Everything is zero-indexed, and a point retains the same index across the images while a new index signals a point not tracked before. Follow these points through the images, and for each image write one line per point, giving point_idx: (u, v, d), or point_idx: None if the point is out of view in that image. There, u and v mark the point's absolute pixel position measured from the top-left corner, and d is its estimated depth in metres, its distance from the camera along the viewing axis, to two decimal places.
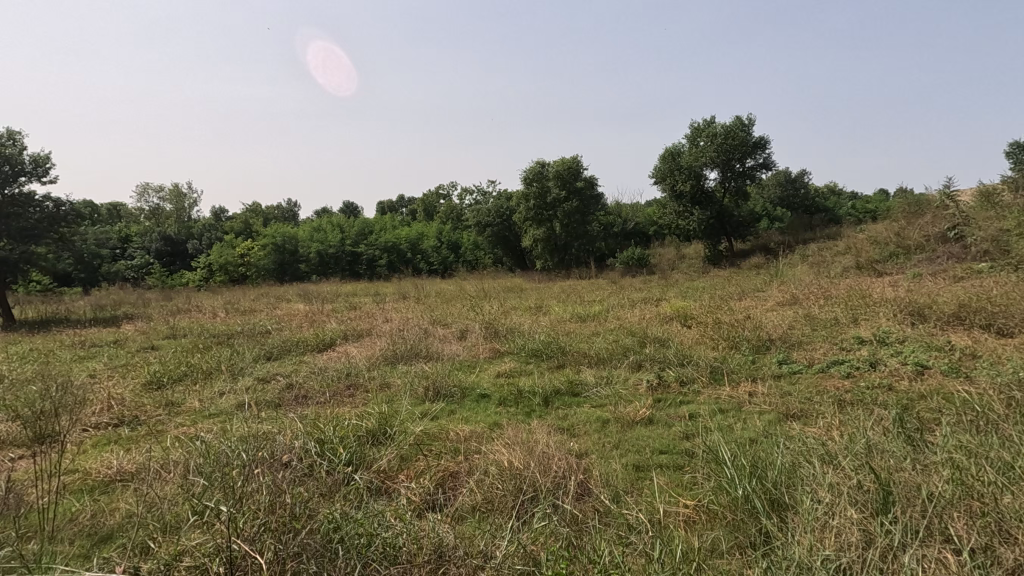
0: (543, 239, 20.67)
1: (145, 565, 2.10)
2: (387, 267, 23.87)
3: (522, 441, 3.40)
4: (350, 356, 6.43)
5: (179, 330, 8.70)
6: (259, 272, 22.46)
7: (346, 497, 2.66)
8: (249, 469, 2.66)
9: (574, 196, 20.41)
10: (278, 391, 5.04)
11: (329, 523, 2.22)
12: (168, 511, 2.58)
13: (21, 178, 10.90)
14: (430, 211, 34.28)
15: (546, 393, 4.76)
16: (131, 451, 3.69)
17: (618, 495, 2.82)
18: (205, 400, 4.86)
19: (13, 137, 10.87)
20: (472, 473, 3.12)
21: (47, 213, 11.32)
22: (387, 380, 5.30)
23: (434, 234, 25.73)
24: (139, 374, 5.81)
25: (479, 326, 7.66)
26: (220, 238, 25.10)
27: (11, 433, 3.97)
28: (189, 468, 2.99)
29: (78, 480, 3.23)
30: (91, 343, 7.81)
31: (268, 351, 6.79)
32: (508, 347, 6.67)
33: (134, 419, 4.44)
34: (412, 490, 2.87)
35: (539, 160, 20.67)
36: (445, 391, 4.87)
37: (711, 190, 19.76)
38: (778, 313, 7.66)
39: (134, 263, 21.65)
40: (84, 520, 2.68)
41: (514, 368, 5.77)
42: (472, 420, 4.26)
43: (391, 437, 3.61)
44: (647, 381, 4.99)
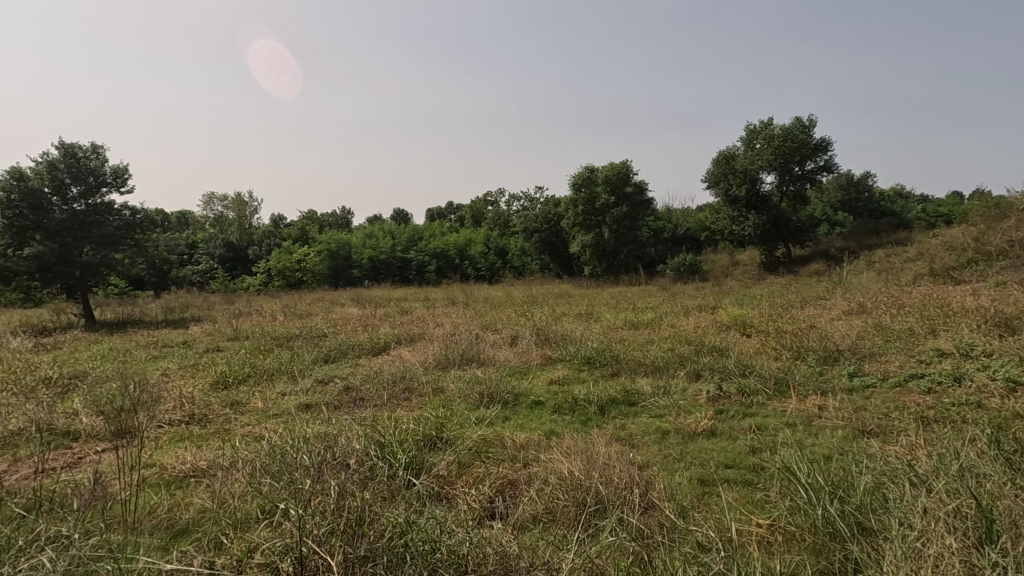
0: (591, 245, 20.46)
1: (219, 561, 2.16)
2: (436, 272, 24.26)
3: (581, 450, 3.33)
4: (404, 359, 6.53)
5: (242, 332, 9.09)
6: (315, 278, 23.23)
7: (407, 503, 2.66)
8: (316, 470, 2.71)
9: (623, 202, 20.18)
10: (336, 394, 5.16)
11: (395, 528, 2.22)
12: (239, 510, 2.66)
13: (104, 188, 11.68)
14: (477, 217, 34.62)
15: (601, 401, 4.68)
16: (203, 448, 3.86)
17: (685, 509, 2.72)
18: (269, 400, 5.03)
19: (98, 150, 11.69)
20: (531, 481, 3.08)
21: (125, 221, 12.05)
22: (441, 384, 5.34)
23: (482, 240, 25.95)
24: (208, 373, 6.09)
25: (530, 332, 7.64)
26: (278, 244, 26.20)
27: (95, 428, 4.23)
28: (258, 466, 3.08)
29: (156, 474, 3.39)
30: (162, 343, 8.26)
31: (326, 354, 7.00)
32: (560, 353, 6.60)
33: (204, 417, 4.64)
34: (473, 497, 2.86)
35: (588, 164, 20.48)
36: (500, 397, 4.86)
37: (767, 194, 19.08)
38: (845, 323, 7.25)
39: (200, 268, 22.87)
40: (162, 513, 2.80)
41: (567, 376, 5.69)
42: (528, 427, 4.22)
43: (449, 442, 3.63)
44: (707, 392, 4.81)
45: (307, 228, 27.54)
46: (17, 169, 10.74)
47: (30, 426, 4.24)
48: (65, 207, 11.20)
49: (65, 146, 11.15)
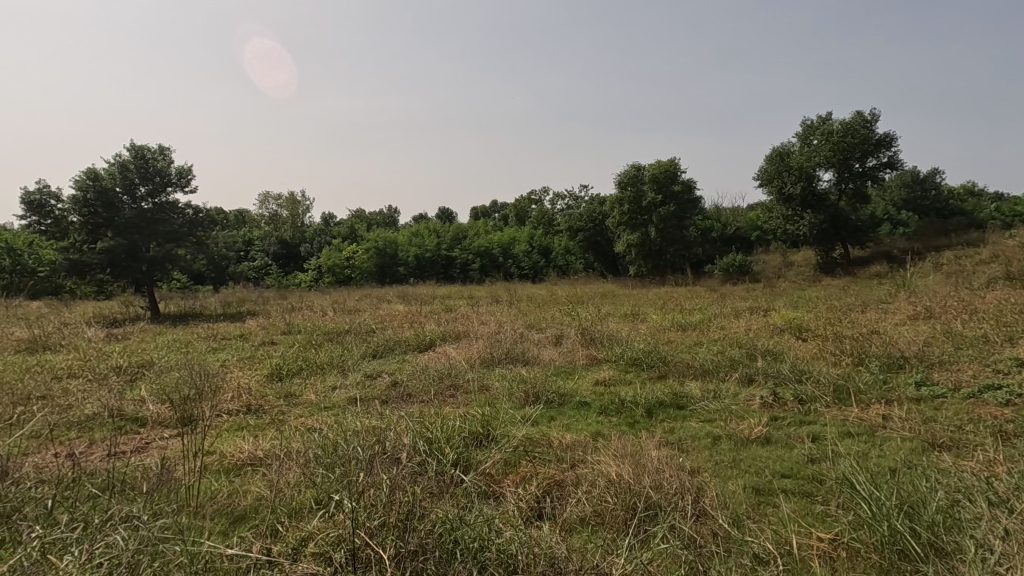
0: (637, 244, 20.13)
1: (277, 548, 2.24)
2: (479, 270, 24.48)
3: (630, 453, 3.27)
4: (450, 357, 6.60)
5: (294, 327, 9.41)
6: (362, 275, 23.56)
7: (456, 500, 2.67)
8: (368, 464, 2.76)
9: (670, 201, 19.77)
10: (384, 389, 5.26)
11: (446, 524, 2.24)
12: (294, 500, 2.75)
13: (169, 188, 12.31)
14: (521, 216, 34.58)
15: (649, 404, 4.59)
16: (260, 438, 4.01)
17: (740, 518, 2.62)
18: (320, 393, 5.18)
19: (166, 153, 12.34)
20: (579, 483, 3.04)
21: (188, 219, 12.67)
22: (486, 382, 5.36)
23: (526, 239, 26.00)
24: (263, 366, 6.33)
25: (575, 331, 7.59)
26: (329, 242, 26.98)
27: (161, 415, 4.46)
28: (311, 458, 3.17)
29: (216, 461, 3.54)
30: (221, 336, 8.65)
31: (374, 349, 7.15)
32: (605, 354, 6.51)
33: (260, 408, 4.83)
34: (520, 496, 2.86)
35: (635, 163, 20.13)
36: (546, 397, 4.82)
37: (824, 192, 18.27)
38: (911, 328, 6.84)
39: (256, 264, 23.85)
40: (223, 499, 2.93)
41: (614, 377, 5.61)
42: (574, 428, 4.18)
43: (496, 441, 3.64)
44: (760, 398, 4.64)
45: (356, 227, 28.24)
46: (93, 170, 11.45)
47: (103, 411, 4.51)
48: (134, 206, 11.87)
49: (136, 148, 11.84)
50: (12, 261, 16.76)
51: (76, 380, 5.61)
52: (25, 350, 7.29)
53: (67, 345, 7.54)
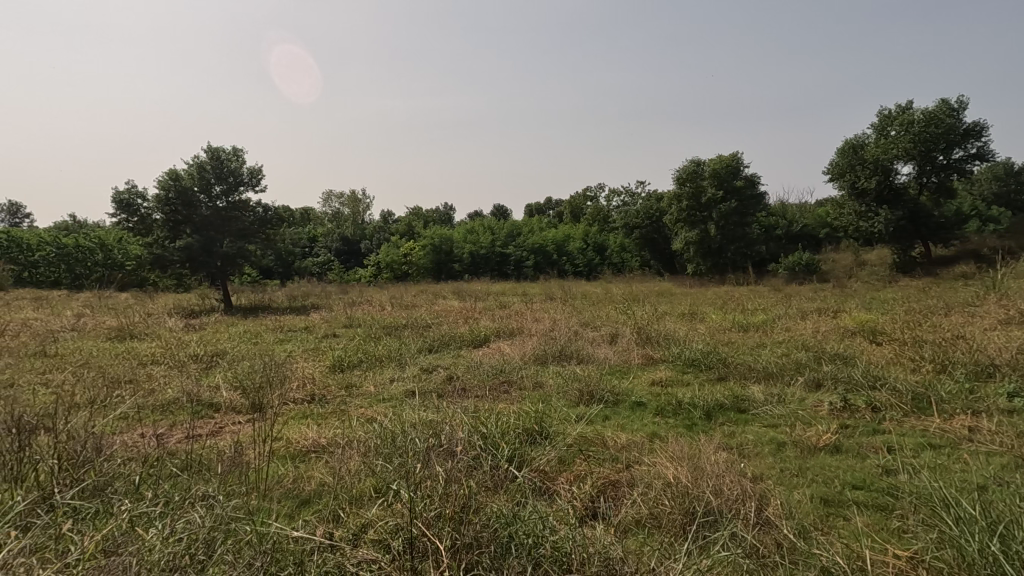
0: (696, 242, 19.54)
1: (338, 533, 2.34)
2: (533, 268, 24.51)
3: (688, 456, 3.18)
4: (504, 353, 6.65)
5: (355, 320, 9.75)
6: (419, 271, 24.10)
7: (510, 495, 2.69)
8: (424, 456, 2.82)
9: (731, 197, 19.06)
10: (440, 383, 5.36)
11: (501, 519, 2.26)
12: (354, 487, 2.85)
13: (241, 188, 12.99)
14: (576, 213, 34.27)
15: (707, 406, 4.45)
16: (323, 426, 4.18)
17: (806, 528, 2.51)
18: (379, 385, 5.35)
19: (239, 154, 13.03)
20: (634, 484, 2.99)
21: (258, 217, 13.35)
22: (540, 379, 5.36)
23: (581, 236, 25.87)
24: (326, 357, 6.60)
25: (631, 330, 7.46)
26: (387, 239, 27.72)
27: (234, 402, 4.73)
28: (370, 448, 3.28)
29: (283, 447, 3.71)
30: (288, 328, 9.10)
31: (430, 344, 7.29)
32: (662, 354, 6.36)
33: (323, 397, 5.03)
34: (574, 494, 2.84)
35: (694, 158, 19.55)
36: (600, 396, 4.77)
37: (902, 186, 17.05)
38: (1002, 333, 6.29)
39: (319, 260, 24.88)
40: (289, 483, 3.07)
41: (671, 377, 5.48)
42: (630, 428, 4.11)
43: (550, 438, 3.64)
44: (829, 404, 4.39)
45: (414, 224, 28.89)
46: (174, 171, 12.26)
47: (181, 396, 4.83)
48: (210, 204, 12.64)
49: (212, 150, 12.59)
50: (104, 256, 18.23)
51: (159, 366, 6.04)
52: (115, 338, 7.92)
53: (150, 334, 8.14)
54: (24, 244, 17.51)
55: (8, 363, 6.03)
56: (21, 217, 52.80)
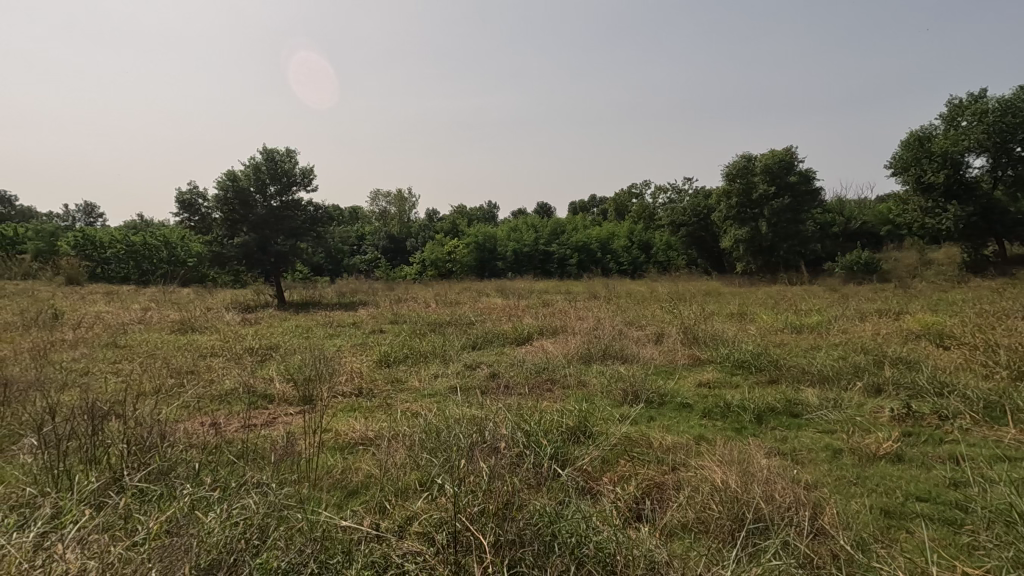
0: (746, 240, 18.92)
1: (385, 525, 2.39)
2: (577, 266, 24.34)
3: (737, 460, 3.08)
4: (547, 351, 6.63)
5: (400, 317, 9.95)
6: (463, 269, 24.17)
7: (553, 493, 2.68)
8: (468, 452, 2.84)
9: (785, 192, 18.32)
10: (483, 380, 5.40)
11: (543, 517, 2.25)
12: (400, 480, 2.91)
13: (294, 187, 13.45)
14: (621, 211, 33.82)
15: (757, 409, 4.31)
16: (370, 420, 4.28)
17: (865, 540, 2.39)
18: (424, 380, 5.44)
19: (292, 155, 13.48)
20: (681, 487, 2.93)
21: (310, 216, 13.80)
22: (583, 378, 5.32)
23: (626, 234, 25.54)
24: (373, 352, 6.77)
25: (677, 330, 7.29)
26: (432, 236, 28.15)
27: (286, 394, 4.91)
28: (415, 442, 3.33)
29: (332, 439, 3.82)
30: (337, 323, 9.38)
31: (473, 341, 7.35)
32: (709, 354, 6.20)
33: (370, 391, 5.15)
34: (619, 495, 2.80)
35: (745, 152, 18.93)
36: (645, 396, 4.68)
37: (974, 180, 15.85)
38: None
39: (367, 258, 25.54)
40: (338, 473, 3.15)
41: (718, 379, 5.33)
42: (675, 430, 4.01)
43: (593, 438, 3.60)
44: (890, 411, 4.16)
45: (458, 222, 29.22)
46: (233, 171, 12.84)
47: (238, 387, 5.05)
48: (265, 204, 13.16)
49: (267, 152, 13.08)
50: (168, 253, 19.29)
51: (217, 358, 6.34)
52: (178, 330, 8.37)
53: (210, 328, 8.55)
54: (97, 242, 18.72)
55: (83, 352, 6.47)
56: (96, 217, 56.53)
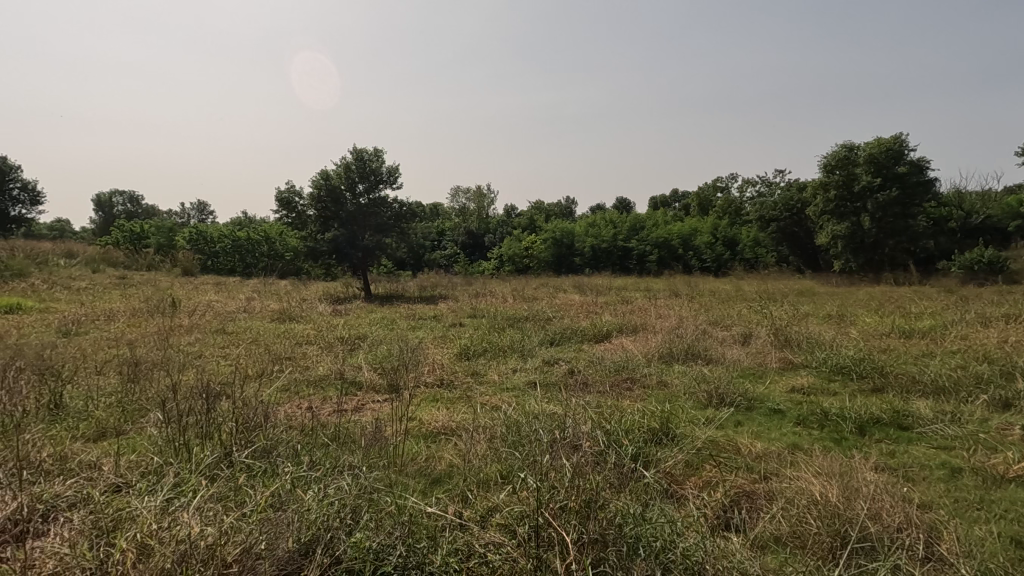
0: (845, 235, 17.56)
1: (467, 513, 2.46)
2: (657, 263, 23.60)
3: (838, 473, 2.86)
4: (627, 349, 6.50)
5: (479, 311, 10.14)
6: (540, 265, 24.20)
7: (635, 495, 2.62)
8: (550, 447, 2.85)
9: (892, 184, 16.76)
10: (562, 376, 5.38)
11: (625, 517, 2.22)
12: (481, 471, 2.98)
13: (381, 185, 14.07)
14: (705, 205, 32.43)
15: (859, 418, 3.98)
16: (452, 410, 4.41)
17: (990, 571, 2.15)
18: (503, 374, 5.52)
19: (379, 154, 14.07)
20: (773, 499, 2.77)
21: (395, 212, 14.37)
22: (665, 378, 5.16)
23: (709, 229, 24.31)
24: (454, 345, 6.95)
25: (767, 331, 6.90)
26: (510, 232, 28.42)
27: (374, 382, 5.15)
28: (496, 435, 3.39)
29: (417, 427, 3.96)
30: (420, 316, 9.74)
31: (552, 337, 7.35)
32: (803, 358, 5.81)
33: (451, 382, 5.30)
34: (706, 502, 2.70)
35: (847, 141, 17.49)
36: (732, 400, 4.46)
37: None
38: None
39: (447, 253, 26.28)
40: (421, 460, 3.26)
41: (814, 385, 4.98)
42: (766, 437, 3.80)
43: (677, 441, 3.49)
44: (1021, 429, 3.70)
45: (536, 218, 29.27)
46: (326, 171, 13.63)
47: (330, 374, 5.37)
48: (354, 201, 13.88)
49: (357, 152, 13.76)
50: (269, 247, 20.84)
51: (312, 346, 6.78)
52: (277, 319, 9.02)
53: (304, 318, 9.17)
54: (208, 237, 20.57)
55: (197, 337, 7.13)
56: (209, 214, 61.98)
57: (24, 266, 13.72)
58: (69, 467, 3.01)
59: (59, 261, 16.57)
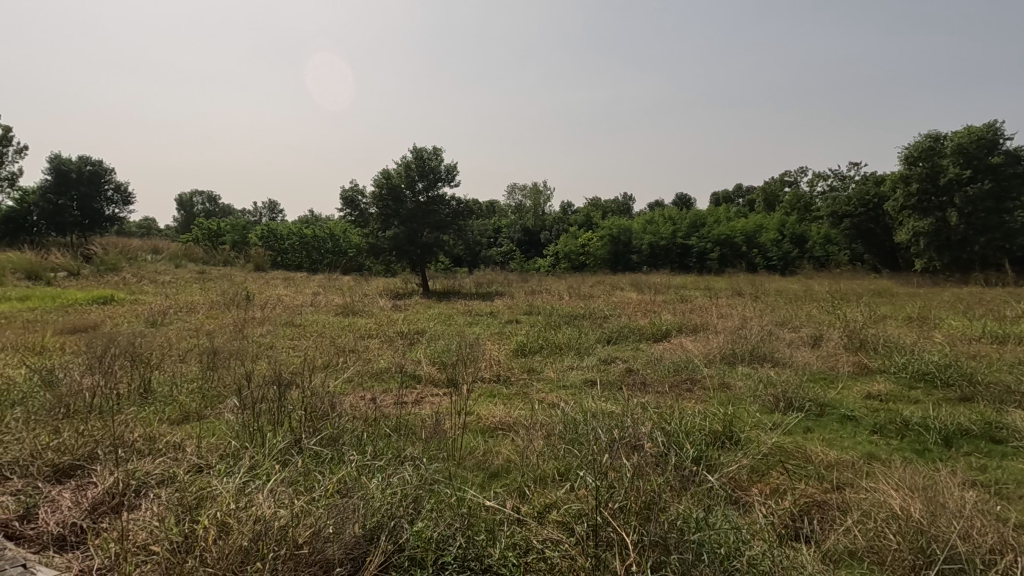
0: (928, 233, 16.36)
1: (525, 509, 2.48)
2: (719, 261, 22.77)
3: (922, 487, 2.67)
4: (687, 349, 6.32)
5: (535, 308, 10.14)
6: (597, 262, 23.91)
7: (697, 499, 2.54)
8: (608, 446, 2.82)
9: (984, 176, 15.44)
10: (619, 375, 5.30)
11: (687, 521, 2.17)
12: (539, 467, 2.98)
13: (439, 183, 14.33)
14: (771, 201, 30.96)
15: (945, 428, 3.70)
16: (509, 406, 4.43)
17: None
18: (559, 371, 5.51)
19: (438, 153, 14.33)
20: (848, 510, 2.62)
21: (453, 210, 14.58)
22: (728, 380, 4.98)
23: (776, 226, 23.21)
24: (510, 341, 6.98)
25: (840, 334, 6.52)
26: (566, 229, 28.20)
27: (433, 376, 5.26)
28: (553, 432, 3.39)
29: (475, 421, 4.02)
30: (476, 312, 9.85)
31: (609, 335, 7.24)
32: (879, 363, 5.45)
33: (508, 379, 5.33)
34: (773, 510, 2.59)
35: (931, 131, 16.26)
36: (800, 405, 4.25)
37: None
38: None
39: (503, 250, 26.42)
40: (479, 455, 3.30)
41: (893, 392, 4.66)
42: (839, 445, 3.59)
43: (742, 445, 3.37)
44: None
45: (592, 214, 28.86)
46: (387, 171, 14.03)
47: (391, 367, 5.53)
48: (414, 199, 14.23)
49: (417, 151, 14.10)
50: (333, 244, 21.67)
51: (374, 340, 7.00)
52: (341, 313, 9.39)
53: (366, 312, 9.48)
54: (278, 234, 21.66)
55: (269, 329, 7.53)
56: (279, 212, 65.28)
57: (117, 261, 14.92)
58: (156, 447, 3.25)
59: (147, 256, 17.91)
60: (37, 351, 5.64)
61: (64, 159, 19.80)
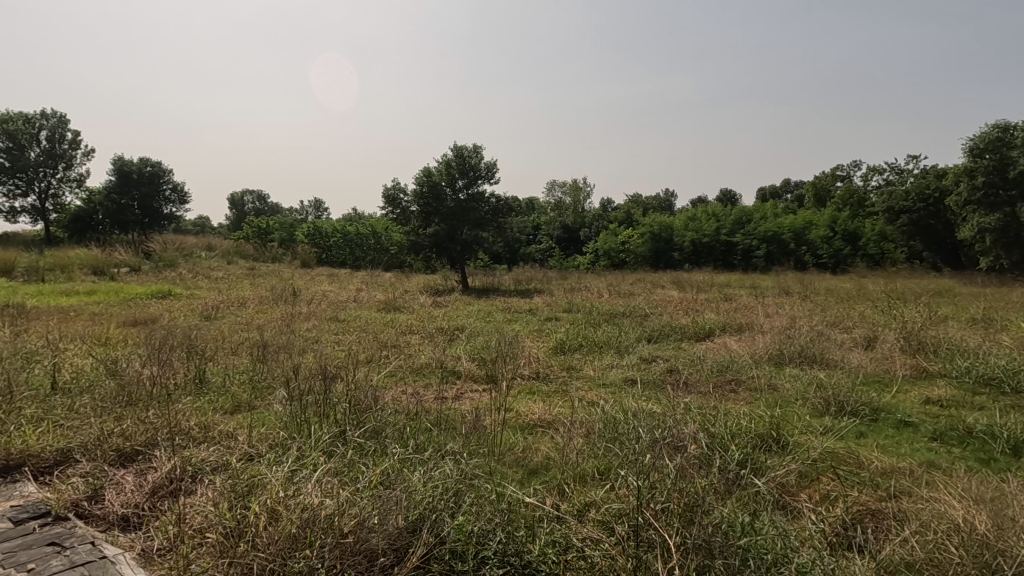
0: (994, 229, 15.40)
1: (565, 507, 2.47)
2: (765, 258, 22.05)
3: (987, 498, 2.52)
4: (732, 349, 6.14)
5: (574, 305, 10.08)
6: (637, 259, 23.54)
7: (743, 503, 2.48)
8: (650, 445, 2.78)
9: None
10: (661, 374, 5.22)
11: (731, 524, 2.12)
12: (579, 465, 2.96)
13: (479, 181, 14.40)
14: (822, 196, 29.78)
15: (1014, 436, 3.47)
16: (548, 403, 4.42)
17: None
18: (599, 369, 5.46)
19: (478, 150, 14.41)
20: (905, 520, 2.50)
21: (492, 207, 14.64)
22: (775, 382, 4.82)
23: (826, 222, 22.30)
24: (549, 339, 6.96)
25: (896, 335, 6.21)
26: (606, 226, 27.92)
27: (473, 372, 5.31)
28: (593, 430, 3.37)
29: (515, 417, 4.03)
30: (515, 309, 9.86)
31: (650, 334, 7.12)
32: (940, 367, 5.16)
33: (547, 376, 5.32)
34: (823, 516, 2.50)
35: (1000, 121, 15.31)
36: (853, 408, 4.07)
37: None
38: None
39: (542, 247, 26.35)
40: (519, 452, 3.30)
41: (955, 397, 4.41)
42: (895, 452, 3.43)
43: (790, 448, 3.26)
44: None
45: (633, 211, 28.44)
46: (428, 168, 14.20)
47: (432, 362, 5.60)
48: (454, 197, 14.35)
49: (458, 149, 14.22)
50: (375, 241, 22.12)
51: (415, 335, 7.11)
52: (384, 309, 9.58)
53: (407, 309, 9.63)
54: (324, 232, 22.28)
55: (315, 323, 7.76)
56: (324, 212, 67.17)
57: (174, 257, 15.67)
58: (211, 435, 3.40)
59: (201, 253, 18.74)
60: (102, 342, 5.99)
61: (127, 161, 21.01)
